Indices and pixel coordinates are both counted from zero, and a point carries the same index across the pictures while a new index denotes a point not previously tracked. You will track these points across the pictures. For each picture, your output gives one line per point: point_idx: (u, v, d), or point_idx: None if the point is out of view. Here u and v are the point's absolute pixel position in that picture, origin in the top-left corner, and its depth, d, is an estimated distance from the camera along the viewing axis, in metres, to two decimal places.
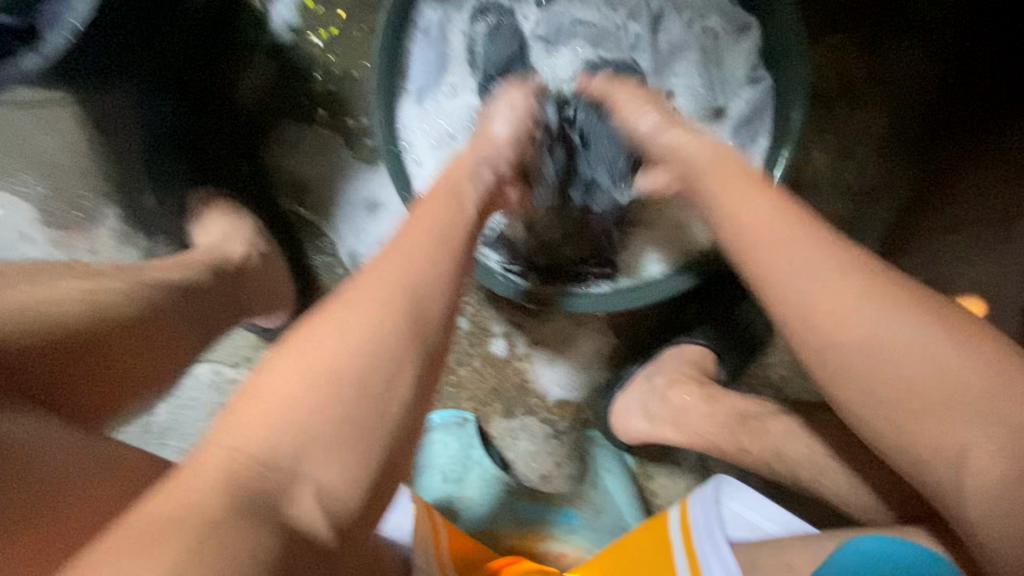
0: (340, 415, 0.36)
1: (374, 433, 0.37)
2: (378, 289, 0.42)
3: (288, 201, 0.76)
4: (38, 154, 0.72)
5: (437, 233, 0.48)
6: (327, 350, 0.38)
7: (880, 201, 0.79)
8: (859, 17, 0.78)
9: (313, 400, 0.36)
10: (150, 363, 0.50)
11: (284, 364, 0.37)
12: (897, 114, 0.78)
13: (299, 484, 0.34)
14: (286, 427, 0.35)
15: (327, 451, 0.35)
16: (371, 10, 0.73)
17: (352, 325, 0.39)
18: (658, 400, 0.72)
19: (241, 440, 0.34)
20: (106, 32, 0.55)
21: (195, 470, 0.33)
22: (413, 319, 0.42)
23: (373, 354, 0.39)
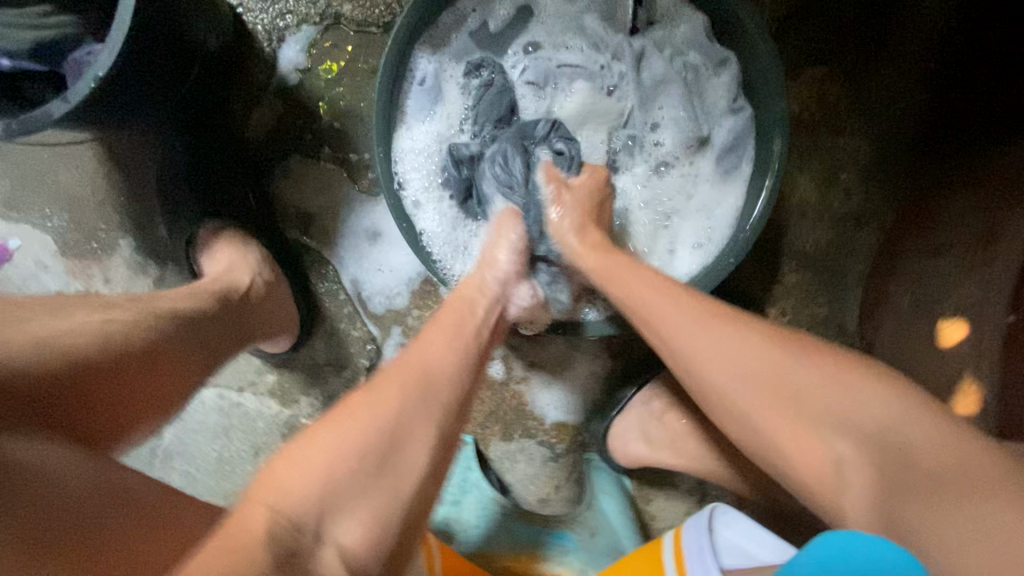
0: (362, 486, 0.39)
1: (394, 511, 0.40)
2: (407, 371, 0.47)
3: (294, 231, 0.79)
4: (58, 189, 0.76)
5: (456, 330, 0.53)
6: (365, 423, 0.42)
7: (861, 229, 0.83)
8: (836, 52, 0.82)
9: (350, 465, 0.39)
10: (160, 392, 0.52)
11: (324, 429, 0.41)
12: (876, 143, 0.82)
13: (323, 545, 0.36)
14: (324, 486, 0.38)
15: (357, 513, 0.38)
16: (373, 52, 0.77)
17: (381, 403, 0.43)
18: (657, 423, 0.75)
19: (281, 502, 0.37)
20: (128, 77, 0.59)
21: (236, 521, 0.35)
22: (434, 396, 0.46)
23: (394, 429, 0.42)
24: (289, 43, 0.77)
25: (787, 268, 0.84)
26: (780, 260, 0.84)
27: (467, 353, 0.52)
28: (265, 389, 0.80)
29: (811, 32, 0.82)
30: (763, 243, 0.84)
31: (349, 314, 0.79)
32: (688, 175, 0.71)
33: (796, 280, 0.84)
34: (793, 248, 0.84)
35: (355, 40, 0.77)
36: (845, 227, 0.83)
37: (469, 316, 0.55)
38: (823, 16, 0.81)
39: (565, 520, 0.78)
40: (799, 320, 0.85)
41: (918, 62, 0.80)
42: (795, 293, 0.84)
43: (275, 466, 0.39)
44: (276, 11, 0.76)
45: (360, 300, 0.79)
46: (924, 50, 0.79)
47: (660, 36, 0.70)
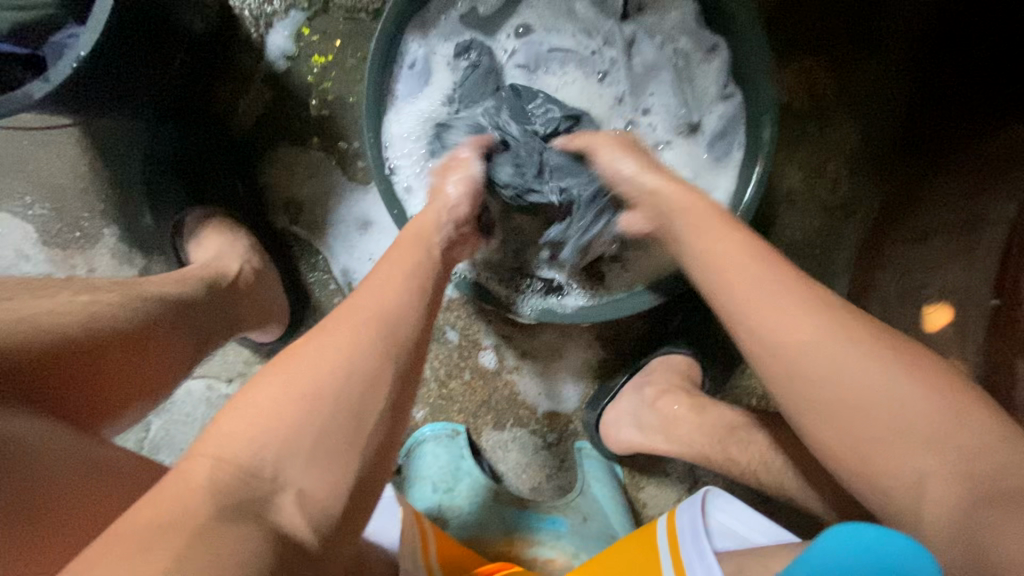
0: (318, 431, 0.38)
1: (350, 442, 0.39)
2: (355, 315, 0.45)
3: (283, 220, 0.78)
4: (40, 176, 0.75)
5: (409, 270, 0.52)
6: (312, 366, 0.41)
7: (848, 217, 0.84)
8: (823, 41, 0.83)
9: (299, 414, 0.38)
10: (142, 374, 0.50)
11: (274, 378, 0.40)
12: (863, 132, 0.83)
13: (280, 491, 0.36)
14: (270, 440, 0.37)
15: (312, 458, 0.38)
16: (363, 40, 0.76)
17: (331, 348, 0.42)
18: (648, 410, 0.74)
19: (226, 452, 0.36)
20: (111, 59, 0.58)
21: (187, 472, 0.35)
22: (383, 337, 0.44)
23: (351, 380, 0.41)
24: (277, 29, 0.76)
25: (777, 256, 0.85)
26: (769, 248, 0.85)
27: (414, 292, 0.50)
28: (253, 380, 0.79)
29: (799, 22, 0.82)
30: (752, 232, 0.85)
31: (339, 303, 0.79)
32: (678, 162, 0.72)
33: None
34: (782, 236, 0.85)
35: (345, 26, 0.76)
36: (831, 216, 0.84)
37: (417, 261, 0.53)
38: (811, 6, 0.82)
39: (558, 505, 0.77)
40: None
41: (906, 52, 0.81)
42: None
43: (221, 416, 0.39)
44: None
45: (350, 290, 0.78)
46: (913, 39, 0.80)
47: (649, 23, 0.71)
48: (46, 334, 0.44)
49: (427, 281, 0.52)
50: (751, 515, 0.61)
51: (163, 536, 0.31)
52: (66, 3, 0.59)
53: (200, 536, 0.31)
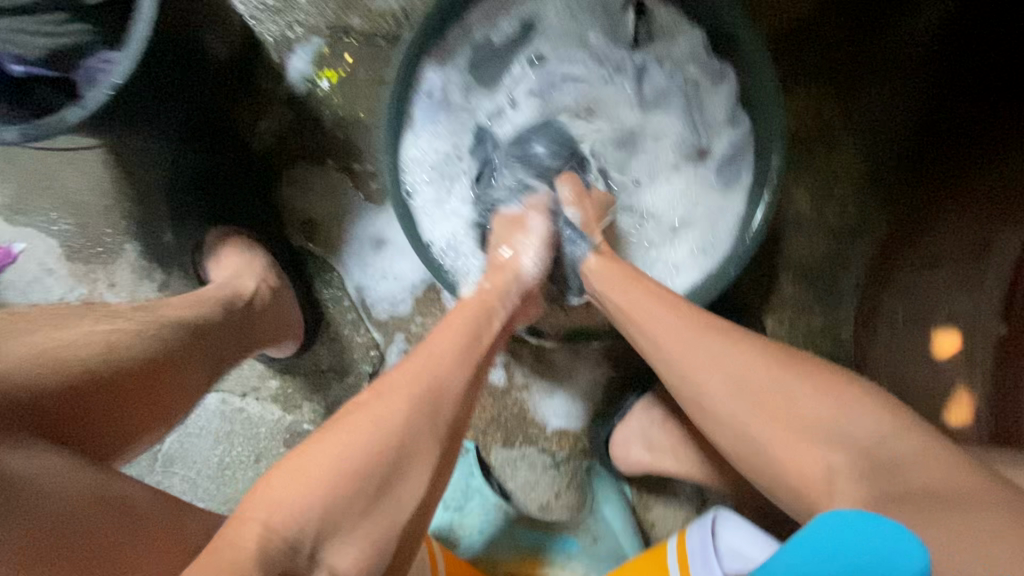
0: (360, 511, 0.39)
1: (389, 526, 0.41)
2: (412, 380, 0.46)
3: (299, 238, 0.80)
4: (66, 193, 0.77)
5: (462, 337, 0.52)
6: (363, 438, 0.41)
7: (856, 240, 0.85)
8: (830, 68, 0.84)
9: (350, 480, 0.39)
10: (159, 398, 0.52)
11: (332, 439, 0.41)
12: (870, 157, 0.84)
13: (317, 566, 0.37)
14: (312, 509, 0.37)
15: (351, 537, 0.39)
16: (379, 64, 0.79)
17: (385, 413, 0.43)
18: (658, 429, 0.75)
19: (274, 518, 0.37)
20: (143, 83, 0.60)
21: (232, 537, 0.36)
22: (435, 408, 0.45)
23: (396, 460, 0.42)
24: (298, 53, 0.78)
25: (784, 277, 0.86)
26: (777, 271, 0.86)
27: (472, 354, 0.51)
28: (268, 395, 0.80)
29: (807, 50, 0.84)
30: (760, 254, 0.86)
31: (353, 320, 0.80)
32: (688, 184, 0.73)
33: (792, 292, 0.86)
34: (790, 259, 0.86)
35: (363, 51, 0.78)
36: (839, 239, 0.85)
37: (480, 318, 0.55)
38: (817, 36, 0.84)
39: (569, 524, 0.80)
40: (796, 331, 0.86)
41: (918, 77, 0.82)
42: (792, 304, 0.86)
43: (270, 475, 0.40)
44: (285, 21, 0.78)
45: (364, 307, 0.80)
46: (924, 63, 0.81)
47: (659, 51, 0.72)
48: (66, 367, 0.45)
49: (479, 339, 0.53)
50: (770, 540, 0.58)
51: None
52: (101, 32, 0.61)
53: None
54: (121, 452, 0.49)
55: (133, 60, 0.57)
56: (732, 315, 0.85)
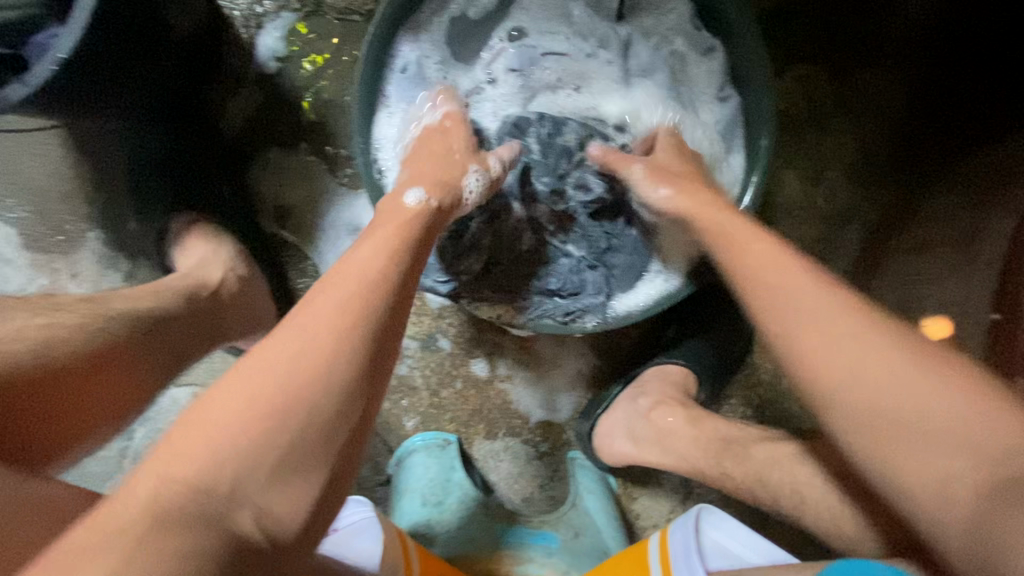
0: (283, 444, 0.35)
1: (324, 454, 0.37)
2: (327, 306, 0.41)
3: (271, 224, 0.77)
4: (22, 178, 0.73)
5: (396, 240, 0.49)
6: (282, 363, 0.37)
7: (847, 224, 0.82)
8: (823, 45, 0.81)
9: (267, 419, 0.35)
10: (115, 389, 0.49)
11: (243, 382, 0.37)
12: (862, 138, 0.82)
13: (237, 511, 0.33)
14: (224, 450, 0.34)
15: (275, 476, 0.35)
16: (354, 43, 0.75)
17: (301, 343, 0.38)
18: (642, 421, 0.71)
19: (177, 468, 0.33)
20: (95, 58, 0.57)
21: (126, 493, 0.32)
22: (355, 328, 0.40)
23: (325, 383, 0.37)
24: (268, 31, 0.75)
25: None
26: None
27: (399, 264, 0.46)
28: None
29: (800, 26, 0.81)
30: None
31: None
32: None
33: None
34: (778, 245, 0.83)
35: (336, 28, 0.75)
36: (829, 224, 0.82)
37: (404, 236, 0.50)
38: (810, 13, 0.81)
39: (549, 520, 0.77)
40: None
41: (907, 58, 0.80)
42: None
43: (186, 416, 0.36)
44: None
45: None
46: (920, 42, 0.79)
47: (645, 25, 0.69)
48: (11, 362, 0.44)
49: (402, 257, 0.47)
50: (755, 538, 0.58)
51: (106, 549, 0.29)
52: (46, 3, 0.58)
53: (142, 543, 0.30)
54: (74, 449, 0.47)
55: (80, 32, 0.54)
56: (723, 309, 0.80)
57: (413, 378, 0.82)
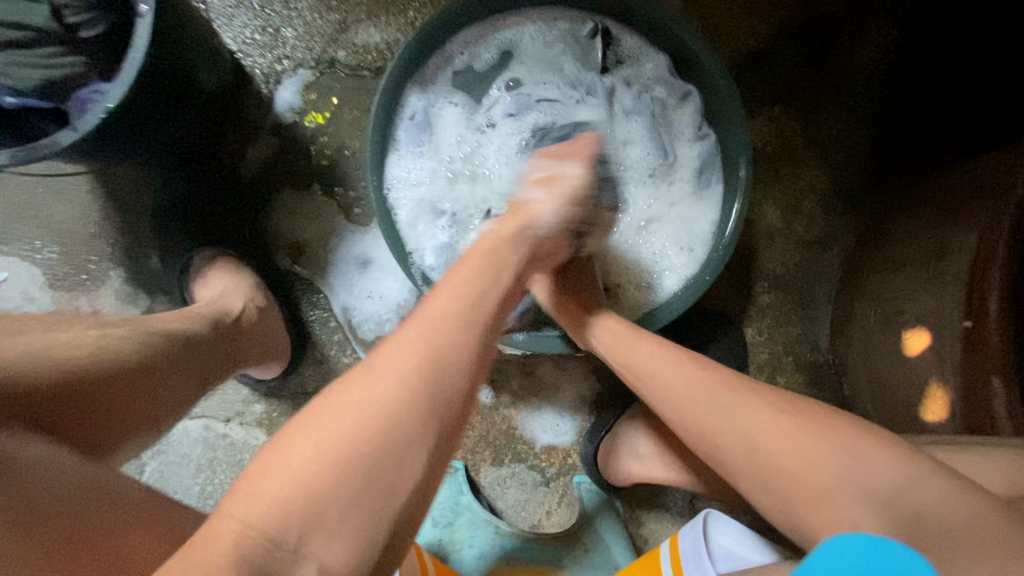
0: (343, 505, 0.36)
1: (379, 517, 0.37)
2: (396, 358, 0.40)
3: (285, 261, 0.81)
4: (50, 221, 0.77)
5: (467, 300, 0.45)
6: (353, 419, 0.37)
7: (824, 251, 0.90)
8: (790, 91, 0.90)
9: (339, 482, 0.36)
10: (152, 399, 0.52)
11: (318, 429, 0.37)
12: (832, 172, 0.89)
13: (302, 564, 0.35)
14: (293, 504, 0.35)
15: (337, 533, 0.36)
16: (365, 95, 0.82)
17: (373, 395, 0.38)
18: (644, 438, 0.74)
19: (251, 517, 0.35)
20: (135, 109, 0.63)
21: (212, 534, 0.34)
22: (435, 391, 0.40)
23: (386, 448, 0.37)
24: (285, 85, 0.81)
25: (760, 289, 0.90)
26: (754, 282, 0.90)
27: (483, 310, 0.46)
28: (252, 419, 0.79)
29: (765, 76, 0.90)
30: (737, 266, 0.90)
31: (339, 340, 0.80)
32: (666, 195, 0.76)
33: (769, 302, 0.90)
34: (765, 270, 0.90)
35: (349, 83, 0.82)
36: (809, 251, 0.90)
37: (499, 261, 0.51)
38: (780, 60, 0.90)
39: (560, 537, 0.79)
40: (774, 341, 0.90)
41: (866, 100, 0.89)
42: (769, 314, 0.90)
43: (262, 457, 0.37)
44: (274, 55, 0.81)
45: (349, 328, 0.80)
46: (872, 88, 0.89)
47: (627, 75, 0.77)
48: (61, 366, 0.46)
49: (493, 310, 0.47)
50: (758, 539, 0.59)
51: None
52: (94, 62, 0.64)
53: None
54: (120, 447, 0.49)
55: (125, 87, 0.60)
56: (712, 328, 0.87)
57: None
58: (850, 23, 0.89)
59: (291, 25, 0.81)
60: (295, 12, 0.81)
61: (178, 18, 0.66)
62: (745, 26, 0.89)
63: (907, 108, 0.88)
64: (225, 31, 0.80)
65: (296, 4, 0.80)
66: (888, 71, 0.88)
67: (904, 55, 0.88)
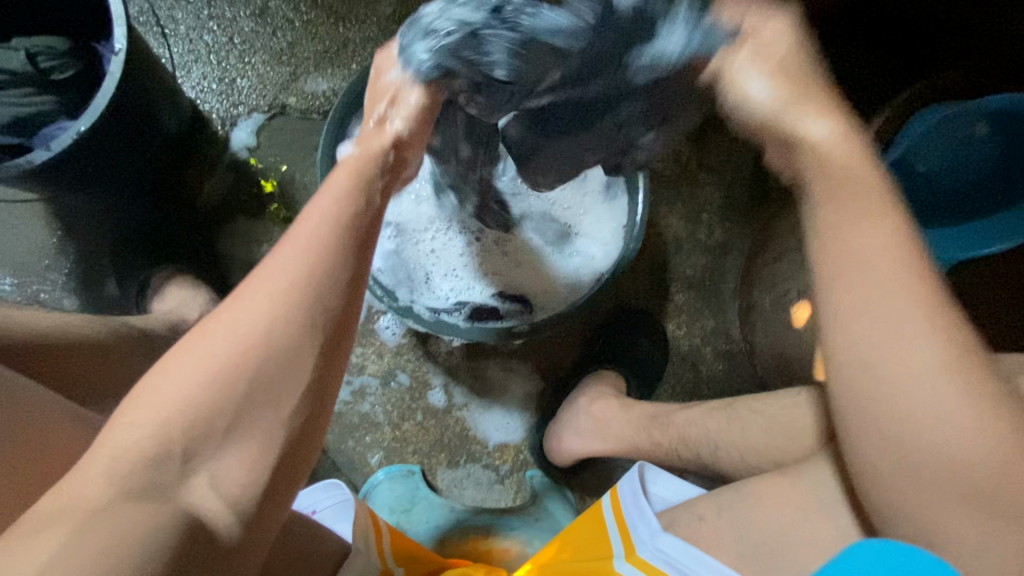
0: (221, 425, 0.38)
1: (263, 436, 0.40)
2: (271, 285, 0.42)
3: (241, 283, 0.88)
4: (7, 252, 0.82)
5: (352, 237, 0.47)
6: (214, 342, 0.39)
7: (726, 254, 0.99)
8: (685, 120, 0.99)
9: (202, 401, 0.38)
10: (110, 377, 0.60)
11: (192, 352, 0.39)
12: (724, 188, 1.00)
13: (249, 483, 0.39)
14: (173, 420, 0.37)
15: (224, 450, 0.38)
16: (313, 133, 0.92)
17: (245, 321, 0.40)
18: (581, 416, 0.81)
19: (123, 436, 0.36)
20: (103, 136, 0.68)
21: None
22: (303, 305, 0.42)
23: (265, 366, 0.40)
24: (240, 127, 0.90)
25: (676, 289, 0.98)
26: (668, 284, 0.98)
27: None
28: None
29: None
30: (653, 268, 0.98)
31: None
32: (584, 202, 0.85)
33: (684, 300, 0.98)
34: (678, 273, 0.98)
35: (299, 124, 0.91)
36: (714, 255, 0.99)
37: None
38: None
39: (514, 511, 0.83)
40: (693, 334, 0.97)
41: None
42: (685, 310, 0.98)
43: (139, 385, 0.39)
44: (230, 102, 0.90)
45: None
46: None
47: None
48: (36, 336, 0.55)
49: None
50: (688, 488, 0.63)
51: None
52: (60, 101, 0.70)
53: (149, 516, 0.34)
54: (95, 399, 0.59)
55: (96, 113, 0.66)
56: (634, 325, 0.95)
57: (375, 415, 0.88)
58: None
59: (245, 76, 0.91)
60: (248, 65, 0.91)
61: (148, 61, 0.73)
62: None
63: None
64: (184, 82, 0.90)
65: (250, 59, 0.91)
66: None
67: None
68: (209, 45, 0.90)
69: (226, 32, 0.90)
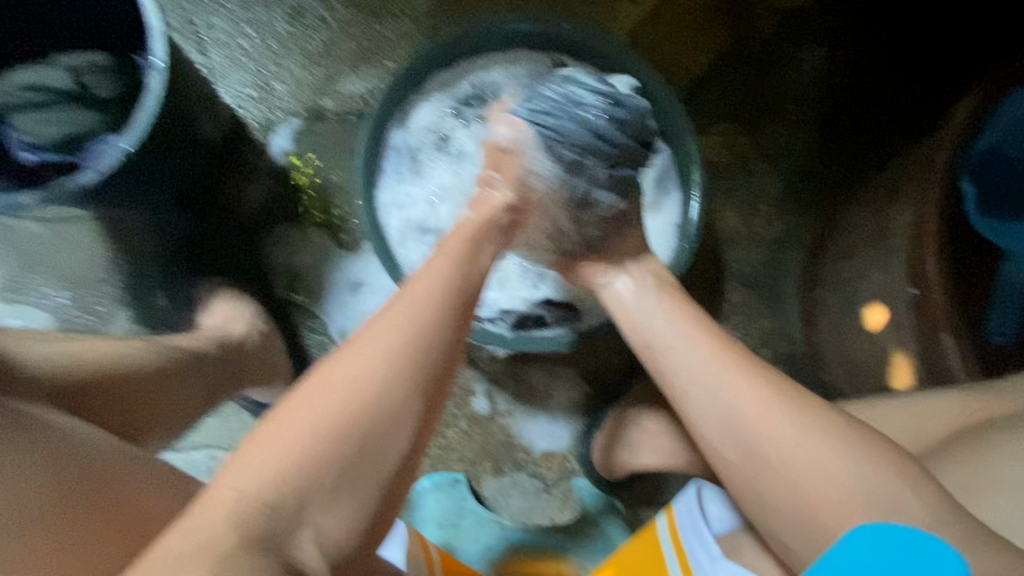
0: (333, 484, 0.40)
1: (365, 493, 0.42)
2: (374, 344, 0.45)
3: (285, 291, 0.88)
4: (63, 267, 0.84)
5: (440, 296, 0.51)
6: (319, 400, 0.42)
7: (787, 249, 0.92)
8: (739, 105, 0.92)
9: (322, 459, 0.39)
10: (164, 400, 0.61)
11: (302, 408, 0.41)
12: (783, 176, 0.92)
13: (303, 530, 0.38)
14: (292, 476, 0.38)
15: (327, 503, 0.39)
16: (350, 136, 0.90)
17: (355, 375, 0.43)
18: (632, 427, 0.77)
19: (243, 486, 0.38)
20: (148, 154, 0.68)
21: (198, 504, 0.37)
22: (410, 371, 0.45)
23: (372, 422, 0.42)
24: (278, 132, 0.89)
25: (731, 288, 0.92)
26: (723, 282, 0.92)
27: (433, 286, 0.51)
28: None
29: (717, 91, 0.92)
30: (705, 265, 0.92)
31: None
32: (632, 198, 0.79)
33: (741, 299, 0.92)
34: (733, 270, 0.92)
35: (336, 126, 0.90)
36: (773, 250, 0.92)
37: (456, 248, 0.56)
38: (726, 75, 0.92)
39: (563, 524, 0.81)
40: (751, 334, 0.92)
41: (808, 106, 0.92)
42: (742, 310, 0.92)
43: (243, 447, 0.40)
44: (268, 107, 0.89)
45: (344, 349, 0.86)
46: (814, 94, 0.91)
47: None
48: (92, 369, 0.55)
49: (459, 284, 0.54)
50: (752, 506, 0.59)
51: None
52: (106, 118, 0.71)
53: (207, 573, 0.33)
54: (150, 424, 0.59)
55: (140, 132, 0.65)
56: None
57: None
58: (786, 40, 0.91)
59: (281, 80, 0.89)
60: (283, 69, 0.89)
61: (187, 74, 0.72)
62: (696, 36, 0.91)
63: (849, 113, 0.91)
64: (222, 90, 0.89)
65: (284, 62, 0.89)
66: (836, 69, 0.91)
67: (840, 58, 0.91)
68: (245, 51, 0.89)
69: (260, 36, 0.89)
